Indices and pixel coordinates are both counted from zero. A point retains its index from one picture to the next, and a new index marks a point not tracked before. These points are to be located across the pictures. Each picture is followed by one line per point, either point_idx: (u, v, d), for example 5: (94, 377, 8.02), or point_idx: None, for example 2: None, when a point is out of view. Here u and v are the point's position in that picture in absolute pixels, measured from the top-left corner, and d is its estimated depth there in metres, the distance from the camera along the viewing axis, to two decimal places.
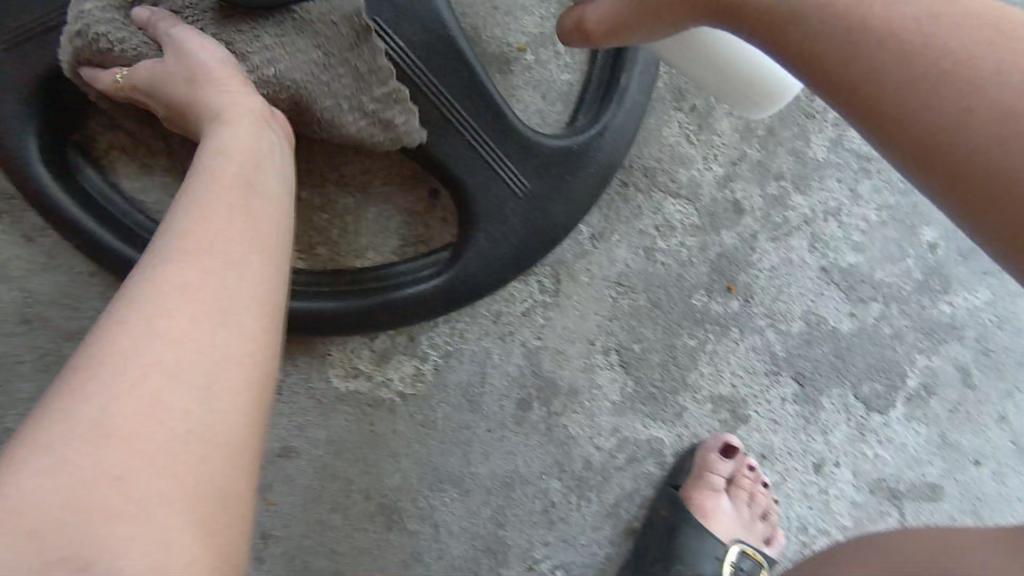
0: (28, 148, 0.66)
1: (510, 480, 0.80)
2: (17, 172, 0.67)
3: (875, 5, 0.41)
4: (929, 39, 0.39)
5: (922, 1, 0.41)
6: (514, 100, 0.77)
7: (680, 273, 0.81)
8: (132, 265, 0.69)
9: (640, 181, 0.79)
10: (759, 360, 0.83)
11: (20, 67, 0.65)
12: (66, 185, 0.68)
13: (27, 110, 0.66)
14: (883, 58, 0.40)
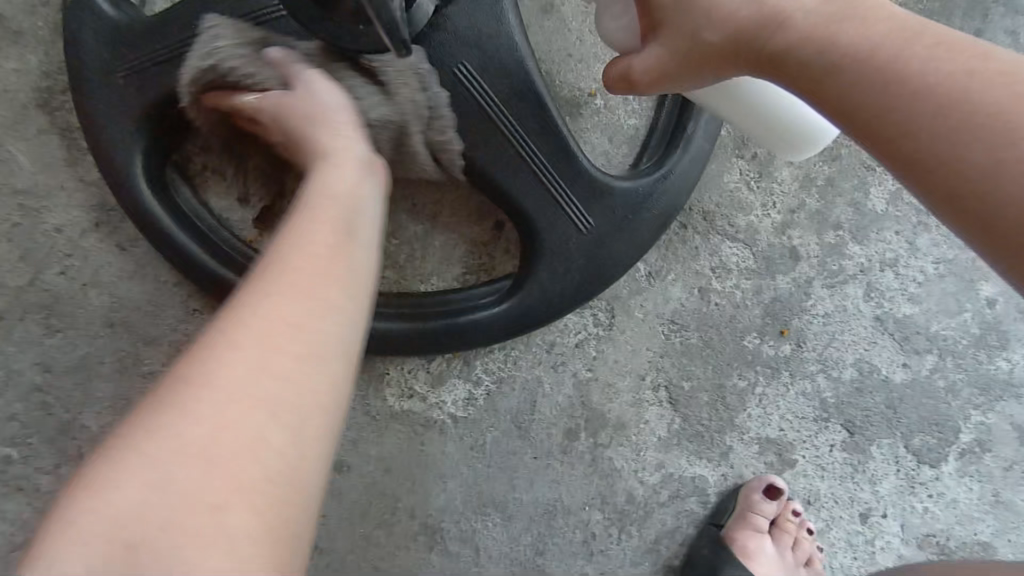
0: (135, 167, 0.72)
1: (553, 508, 0.82)
2: (124, 189, 0.72)
3: (911, 59, 0.42)
4: (963, 94, 0.40)
5: (955, 58, 0.41)
6: (582, 140, 0.80)
7: (733, 315, 0.82)
8: (220, 281, 0.74)
9: (698, 222, 0.81)
10: (808, 406, 0.83)
11: (136, 94, 0.71)
12: (164, 202, 0.73)
13: (138, 133, 0.71)
14: (915, 111, 0.41)
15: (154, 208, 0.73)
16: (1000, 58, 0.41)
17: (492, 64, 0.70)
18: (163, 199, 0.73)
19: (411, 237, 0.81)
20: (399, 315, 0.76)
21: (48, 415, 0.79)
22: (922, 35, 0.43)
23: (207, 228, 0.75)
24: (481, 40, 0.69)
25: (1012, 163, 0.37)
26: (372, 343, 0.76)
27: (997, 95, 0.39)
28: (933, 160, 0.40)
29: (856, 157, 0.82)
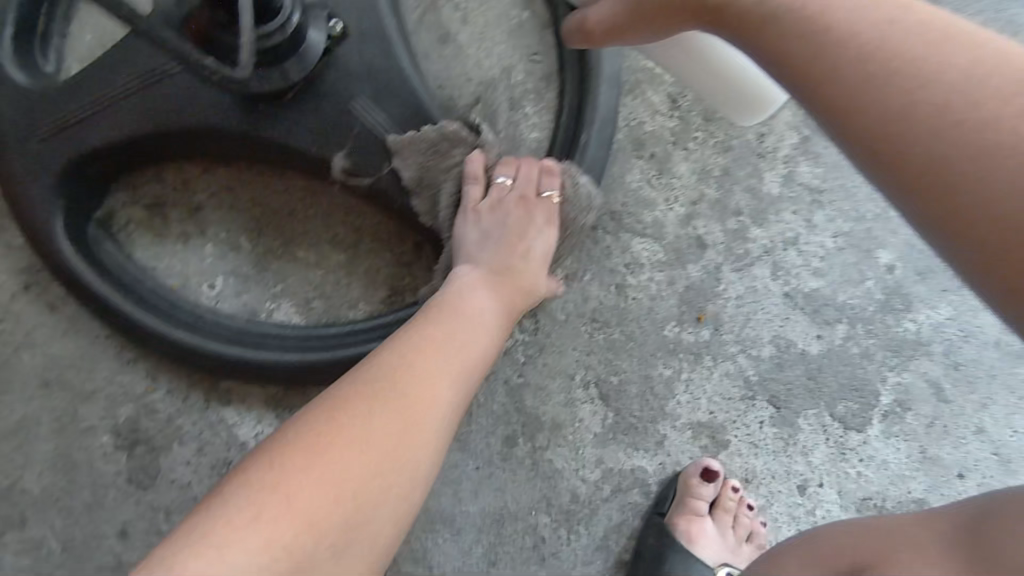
0: (53, 227, 0.74)
1: (500, 516, 0.83)
2: (45, 248, 0.75)
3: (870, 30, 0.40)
4: (926, 68, 0.37)
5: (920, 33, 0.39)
6: None
7: (651, 307, 0.85)
8: (144, 329, 0.76)
9: (607, 223, 0.85)
10: (734, 386, 0.86)
11: (50, 157, 0.74)
12: (86, 258, 0.76)
13: (55, 195, 0.74)
14: (885, 87, 0.38)
15: (77, 265, 0.75)
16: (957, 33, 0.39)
17: (387, 95, 0.74)
18: (85, 255, 0.76)
19: (335, 266, 0.83)
20: (322, 343, 0.77)
21: None
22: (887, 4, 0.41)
23: (131, 278, 0.77)
24: (374, 73, 0.74)
25: (974, 136, 0.35)
26: (298, 374, 0.77)
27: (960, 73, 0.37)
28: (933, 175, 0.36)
29: (745, 146, 0.87)
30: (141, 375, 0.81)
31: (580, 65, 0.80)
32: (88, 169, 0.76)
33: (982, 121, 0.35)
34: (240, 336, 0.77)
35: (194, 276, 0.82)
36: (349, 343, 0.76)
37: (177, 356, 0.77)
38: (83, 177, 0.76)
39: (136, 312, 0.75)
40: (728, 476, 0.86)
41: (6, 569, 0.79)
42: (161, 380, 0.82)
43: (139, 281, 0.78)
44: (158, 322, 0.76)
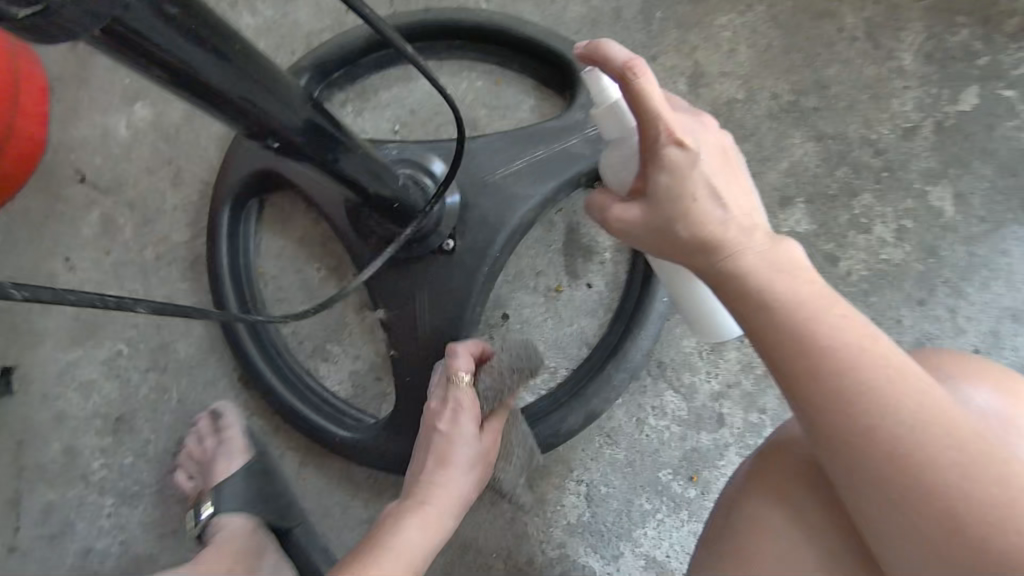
0: (220, 217, 1.05)
1: (468, 544, 1.02)
2: (211, 225, 1.06)
3: (823, 334, 0.56)
4: (865, 380, 0.55)
5: (857, 335, 0.56)
6: (585, 279, 1.05)
7: (658, 448, 1.01)
8: (227, 319, 1.04)
9: (653, 368, 1.03)
10: (696, 544, 0.99)
11: (253, 166, 1.03)
12: (228, 248, 1.06)
13: (231, 196, 1.05)
14: (843, 389, 0.55)
15: (220, 249, 1.05)
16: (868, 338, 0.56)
17: (504, 233, 0.95)
18: (230, 245, 1.06)
19: None
20: (323, 412, 1.01)
21: (157, 334, 1.11)
22: (830, 307, 0.57)
23: (245, 276, 1.06)
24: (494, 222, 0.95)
25: (902, 432, 0.54)
26: (294, 419, 1.02)
27: (886, 381, 0.55)
28: (875, 465, 0.55)
29: None
30: (281, 313, 1.09)
31: (647, 281, 0.99)
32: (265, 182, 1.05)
33: (896, 421, 0.54)
34: (280, 367, 1.03)
35: (310, 284, 1.09)
36: (326, 420, 1.00)
37: (234, 347, 1.04)
38: (260, 186, 1.06)
39: (231, 306, 1.03)
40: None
41: (140, 397, 1.10)
42: (292, 322, 1.09)
43: (246, 281, 1.06)
44: (241, 318, 1.04)
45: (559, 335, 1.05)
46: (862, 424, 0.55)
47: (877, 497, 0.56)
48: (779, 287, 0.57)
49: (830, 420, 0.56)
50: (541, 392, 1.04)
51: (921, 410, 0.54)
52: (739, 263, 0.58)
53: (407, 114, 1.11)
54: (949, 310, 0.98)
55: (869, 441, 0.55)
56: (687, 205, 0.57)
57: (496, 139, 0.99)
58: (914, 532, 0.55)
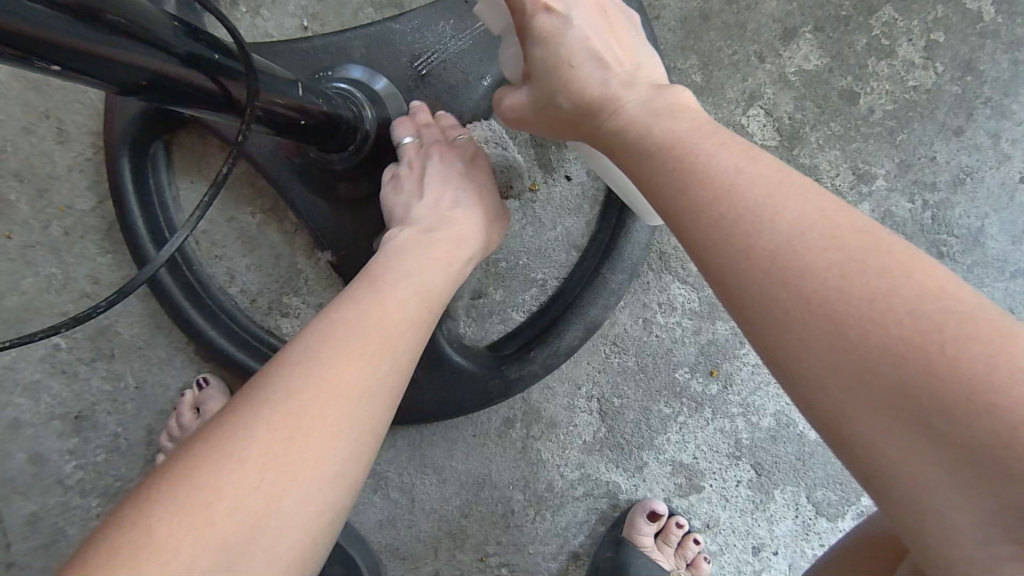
0: (122, 167, 0.87)
1: (481, 481, 0.94)
2: (114, 179, 0.88)
3: (738, 213, 0.40)
4: (803, 254, 0.38)
5: (789, 209, 0.39)
6: (562, 172, 0.90)
7: (670, 348, 0.91)
8: (163, 288, 0.90)
9: (654, 262, 0.90)
10: (724, 442, 0.92)
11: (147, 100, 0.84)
12: (141, 204, 0.88)
13: (127, 139, 0.86)
14: (787, 283, 0.37)
15: (132, 207, 0.88)
16: (808, 199, 0.40)
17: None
18: (142, 198, 0.89)
19: None
20: None
21: (92, 318, 0.98)
22: (748, 164, 0.42)
23: (170, 235, 0.90)
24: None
25: (883, 328, 0.35)
26: None
27: (832, 258, 0.37)
28: (823, 341, 0.36)
29: None
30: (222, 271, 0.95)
31: None
32: (166, 116, 0.86)
33: (875, 319, 0.35)
34: (234, 333, 0.90)
35: (247, 231, 0.94)
36: None
37: (177, 318, 0.91)
38: (161, 122, 0.87)
39: (164, 276, 0.89)
40: (675, 511, 0.93)
41: (93, 390, 0.98)
42: (238, 279, 0.95)
43: (172, 242, 0.90)
44: (179, 287, 0.89)
45: (543, 241, 0.91)
46: (800, 282, 0.37)
47: (838, 386, 0.35)
48: (692, 151, 0.44)
49: (751, 283, 0.39)
50: (532, 309, 0.92)
51: (886, 266, 0.36)
52: (619, 118, 0.49)
53: (313, 4, 0.90)
54: (992, 133, 0.84)
55: (816, 306, 0.36)
56: (563, 74, 0.52)
57: (424, 15, 0.80)
58: (915, 434, 0.33)
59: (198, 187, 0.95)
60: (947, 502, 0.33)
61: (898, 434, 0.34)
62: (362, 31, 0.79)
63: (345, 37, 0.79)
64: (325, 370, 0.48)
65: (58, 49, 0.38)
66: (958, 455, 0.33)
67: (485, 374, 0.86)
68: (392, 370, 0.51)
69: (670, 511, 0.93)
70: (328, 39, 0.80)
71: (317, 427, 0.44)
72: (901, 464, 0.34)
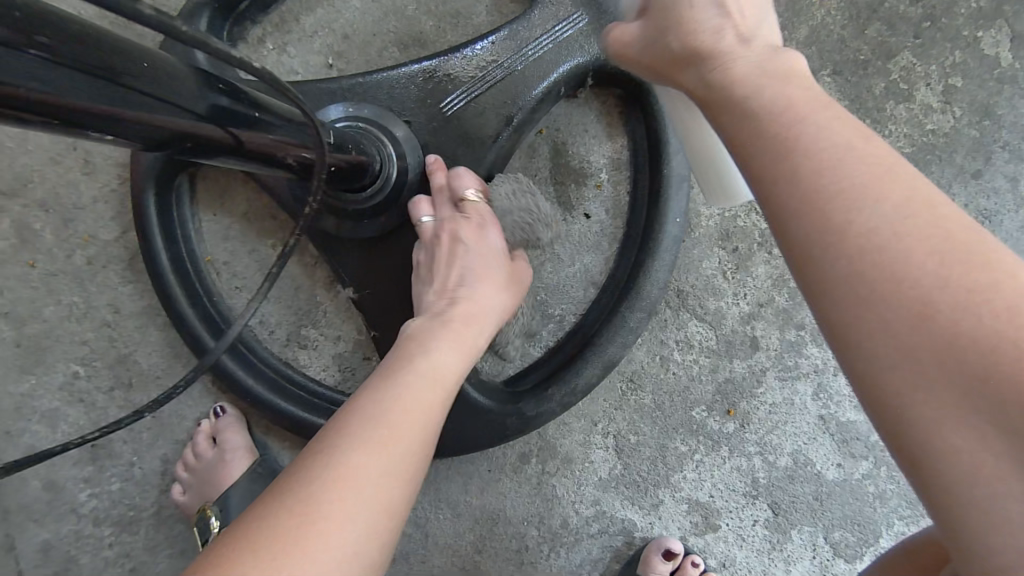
0: (147, 202, 0.88)
1: (496, 516, 0.94)
2: (137, 214, 0.88)
3: (840, 196, 0.38)
4: (897, 242, 0.37)
5: (884, 199, 0.38)
6: (581, 209, 0.91)
7: (687, 386, 0.91)
8: (183, 321, 0.90)
9: (671, 299, 0.91)
10: (740, 481, 0.91)
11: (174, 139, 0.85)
12: (164, 238, 0.90)
13: (150, 175, 0.87)
14: (879, 276, 0.37)
15: (156, 241, 0.89)
16: (906, 183, 0.38)
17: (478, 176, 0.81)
18: (165, 232, 0.90)
19: None
20: (310, 406, 0.90)
21: (112, 347, 0.99)
22: (852, 144, 0.39)
23: (191, 266, 0.91)
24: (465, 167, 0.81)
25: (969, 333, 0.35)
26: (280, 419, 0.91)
27: (922, 253, 0.36)
28: (910, 335, 0.36)
29: None
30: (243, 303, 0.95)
31: (655, 201, 0.84)
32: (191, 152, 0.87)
33: (970, 318, 0.35)
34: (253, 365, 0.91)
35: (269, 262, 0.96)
36: (316, 413, 0.90)
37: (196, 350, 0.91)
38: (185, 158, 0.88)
39: (187, 308, 0.90)
40: (690, 550, 0.92)
41: (109, 418, 0.98)
42: (258, 311, 0.95)
43: (193, 273, 0.91)
44: (201, 318, 0.90)
45: (561, 277, 0.92)
46: (896, 270, 0.36)
47: (913, 371, 0.36)
48: (803, 128, 0.40)
49: (838, 268, 0.38)
50: (550, 344, 0.92)
51: (988, 269, 0.36)
52: (727, 73, 0.43)
53: (338, 41, 0.92)
54: (1010, 177, 0.84)
55: (903, 291, 0.36)
56: (679, 10, 0.45)
57: (453, 59, 0.81)
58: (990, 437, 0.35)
59: (219, 219, 0.96)
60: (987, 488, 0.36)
61: (963, 418, 0.35)
62: (389, 73, 0.81)
63: (372, 79, 0.80)
64: (350, 459, 0.48)
65: (87, 115, 0.40)
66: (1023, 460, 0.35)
67: (501, 410, 0.86)
68: (408, 452, 0.52)
69: (685, 550, 0.92)
70: (356, 80, 0.81)
71: (349, 511, 0.46)
72: (962, 470, 0.36)
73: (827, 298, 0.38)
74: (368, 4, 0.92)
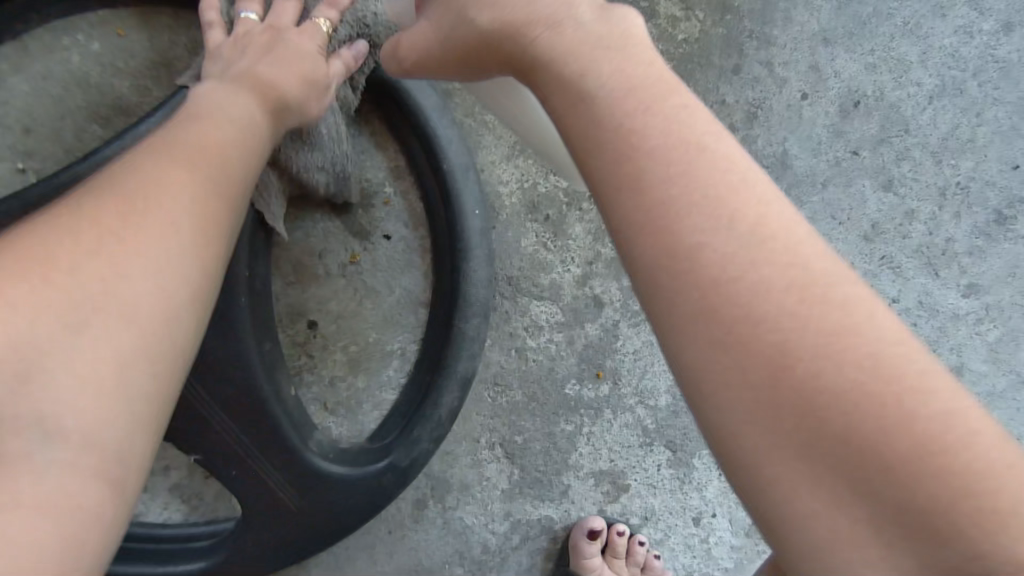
0: None
1: (415, 573, 0.87)
2: None
3: (671, 200, 0.37)
4: (751, 265, 0.35)
5: (731, 220, 0.36)
6: (379, 232, 0.82)
7: (551, 367, 0.88)
8: None
9: (505, 289, 0.86)
10: (632, 435, 0.90)
11: None
12: None
13: None
14: (728, 292, 0.35)
15: None
16: (766, 213, 0.36)
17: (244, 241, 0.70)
18: None
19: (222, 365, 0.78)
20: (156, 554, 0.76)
21: None
22: (702, 152, 0.38)
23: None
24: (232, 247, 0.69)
25: (835, 373, 0.33)
26: None
27: (774, 281, 0.35)
28: (762, 361, 0.34)
29: None
30: None
31: (446, 201, 0.77)
32: None
33: (839, 362, 0.33)
34: None
35: None
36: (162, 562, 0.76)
37: None
38: None
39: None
40: (612, 519, 0.91)
41: None
42: None
43: None
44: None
45: (385, 309, 0.83)
46: (741, 298, 0.35)
47: (747, 405, 0.34)
48: (646, 124, 0.39)
49: (672, 279, 0.36)
50: (401, 382, 0.84)
51: (859, 313, 0.34)
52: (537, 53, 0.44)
53: (17, 136, 0.75)
54: (765, 64, 0.86)
55: (747, 329, 0.34)
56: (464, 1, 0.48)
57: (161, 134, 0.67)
58: (841, 489, 0.32)
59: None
60: (826, 522, 0.32)
61: (789, 456, 0.33)
62: (83, 163, 0.66)
63: (65, 176, 0.66)
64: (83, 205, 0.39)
65: None
66: (883, 517, 0.32)
67: (369, 474, 0.77)
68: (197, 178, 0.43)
69: (608, 521, 0.91)
70: (49, 182, 0.66)
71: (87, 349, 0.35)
72: (800, 502, 0.33)
73: (670, 330, 0.36)
74: (42, 84, 0.75)
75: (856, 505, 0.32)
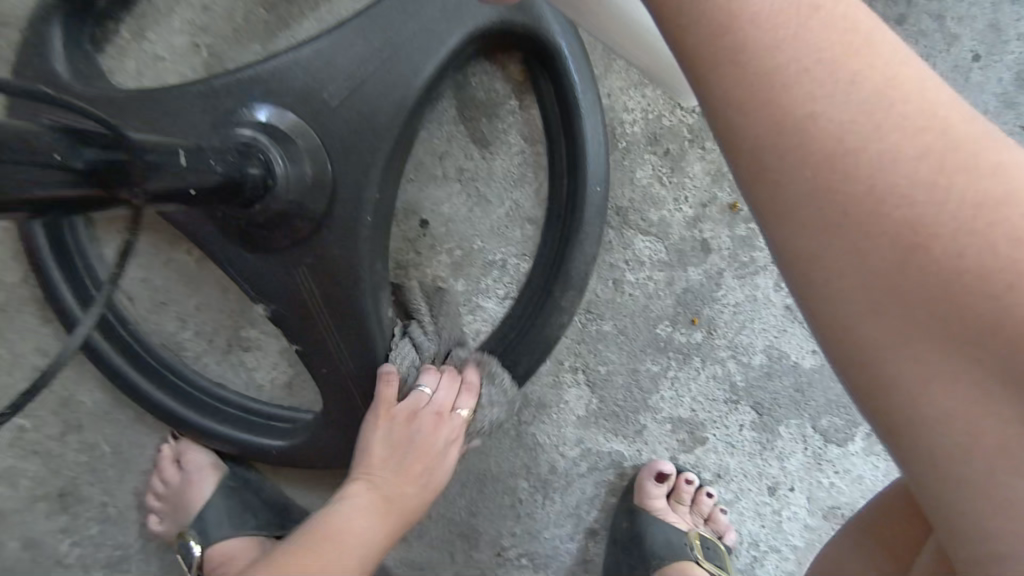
0: (37, 236, 0.80)
1: (483, 476, 0.90)
2: (34, 262, 0.80)
3: (798, 72, 0.34)
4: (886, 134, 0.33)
5: (862, 92, 0.34)
6: (501, 143, 0.87)
7: (646, 304, 0.88)
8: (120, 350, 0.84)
9: (612, 219, 0.87)
10: (719, 388, 0.89)
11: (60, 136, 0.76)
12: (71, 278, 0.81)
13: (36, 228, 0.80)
14: (861, 171, 0.33)
15: (51, 267, 0.80)
16: (897, 78, 0.34)
17: (383, 140, 0.74)
18: (61, 258, 0.81)
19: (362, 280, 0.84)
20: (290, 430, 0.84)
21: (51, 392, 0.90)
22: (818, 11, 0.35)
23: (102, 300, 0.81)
24: (357, 111, 0.73)
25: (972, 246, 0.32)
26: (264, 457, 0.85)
27: (905, 156, 0.33)
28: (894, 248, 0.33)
29: None
30: (170, 316, 0.90)
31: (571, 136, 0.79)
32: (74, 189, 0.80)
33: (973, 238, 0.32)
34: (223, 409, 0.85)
35: (191, 270, 0.90)
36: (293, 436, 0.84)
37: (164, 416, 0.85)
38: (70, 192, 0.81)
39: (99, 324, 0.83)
40: (683, 468, 0.91)
41: (66, 465, 0.90)
42: (189, 322, 0.90)
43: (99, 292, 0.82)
44: (118, 342, 0.84)
45: (493, 220, 0.87)
46: (874, 174, 0.33)
47: (871, 301, 0.33)
48: None
49: (794, 159, 0.34)
50: (505, 295, 0.88)
51: (985, 172, 0.33)
52: None
53: (201, 17, 0.85)
54: (936, 16, 0.79)
55: (882, 205, 0.33)
56: None
57: (317, 42, 0.74)
58: (964, 374, 0.33)
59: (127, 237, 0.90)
60: (956, 428, 0.33)
61: (901, 335, 0.33)
62: (263, 62, 0.74)
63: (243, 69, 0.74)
64: None
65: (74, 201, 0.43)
66: (1002, 391, 0.33)
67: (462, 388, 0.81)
68: None
69: (678, 468, 0.91)
70: (231, 75, 0.74)
71: None
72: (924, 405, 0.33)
73: (776, 226, 0.36)
74: None
75: (988, 390, 0.33)
